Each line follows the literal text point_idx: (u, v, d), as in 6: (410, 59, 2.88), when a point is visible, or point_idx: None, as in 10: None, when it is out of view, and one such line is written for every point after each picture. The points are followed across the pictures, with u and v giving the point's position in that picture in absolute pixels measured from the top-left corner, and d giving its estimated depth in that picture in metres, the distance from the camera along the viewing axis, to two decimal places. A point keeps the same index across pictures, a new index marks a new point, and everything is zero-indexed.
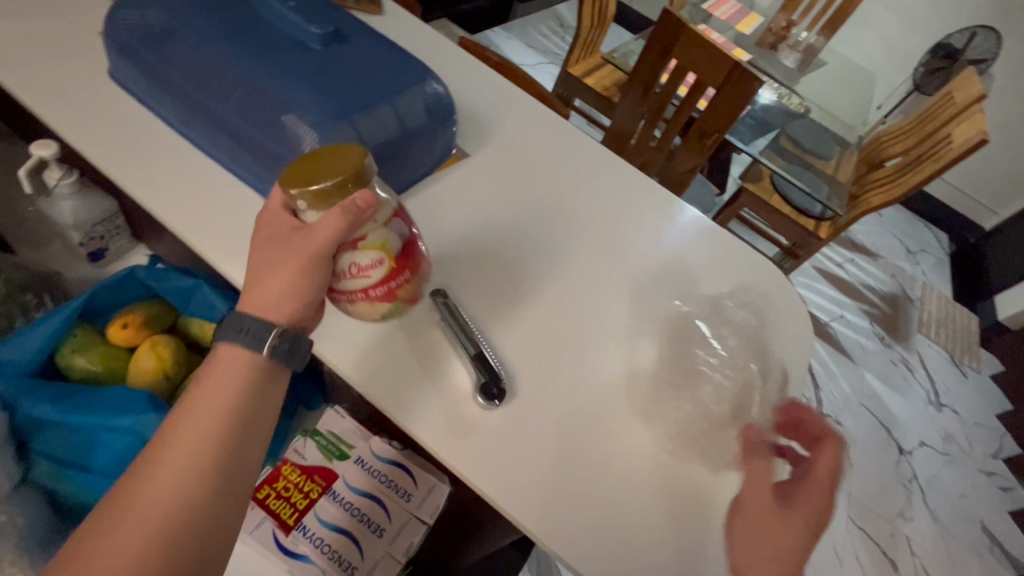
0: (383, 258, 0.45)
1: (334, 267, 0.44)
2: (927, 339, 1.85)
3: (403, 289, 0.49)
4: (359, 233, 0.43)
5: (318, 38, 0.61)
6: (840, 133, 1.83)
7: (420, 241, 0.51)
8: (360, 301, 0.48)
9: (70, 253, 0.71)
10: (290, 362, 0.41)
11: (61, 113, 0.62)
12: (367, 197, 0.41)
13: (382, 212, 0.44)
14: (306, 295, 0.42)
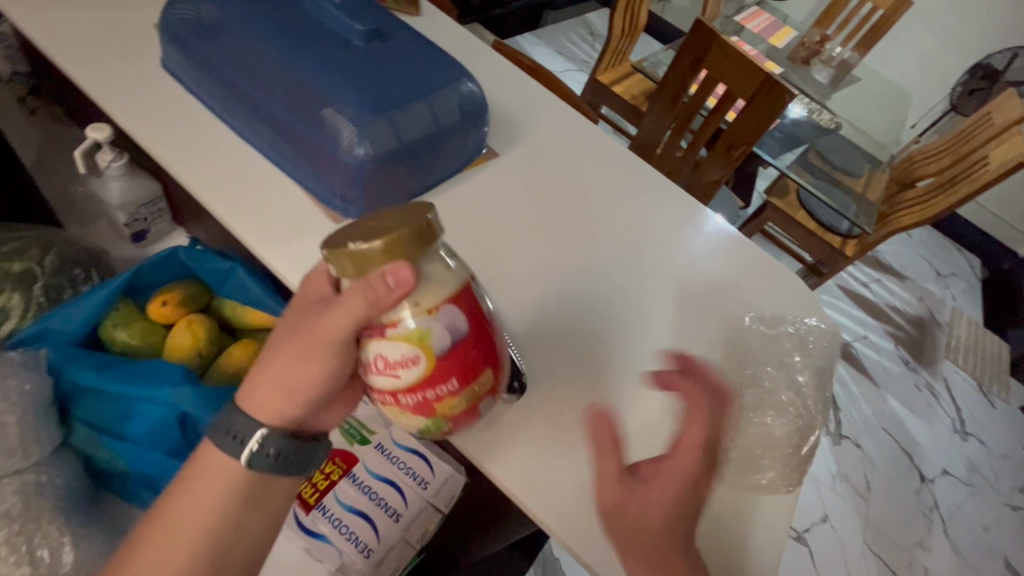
0: (417, 356, 0.37)
1: (364, 355, 0.39)
2: (954, 365, 1.80)
3: (442, 402, 0.39)
4: (388, 318, 0.36)
5: (361, 35, 0.64)
6: (871, 150, 1.80)
7: (490, 348, 0.41)
8: (390, 405, 0.40)
9: (116, 234, 0.74)
10: (266, 471, 0.42)
11: (116, 99, 0.66)
12: (400, 277, 0.34)
13: (427, 296, 0.36)
14: (308, 388, 0.41)
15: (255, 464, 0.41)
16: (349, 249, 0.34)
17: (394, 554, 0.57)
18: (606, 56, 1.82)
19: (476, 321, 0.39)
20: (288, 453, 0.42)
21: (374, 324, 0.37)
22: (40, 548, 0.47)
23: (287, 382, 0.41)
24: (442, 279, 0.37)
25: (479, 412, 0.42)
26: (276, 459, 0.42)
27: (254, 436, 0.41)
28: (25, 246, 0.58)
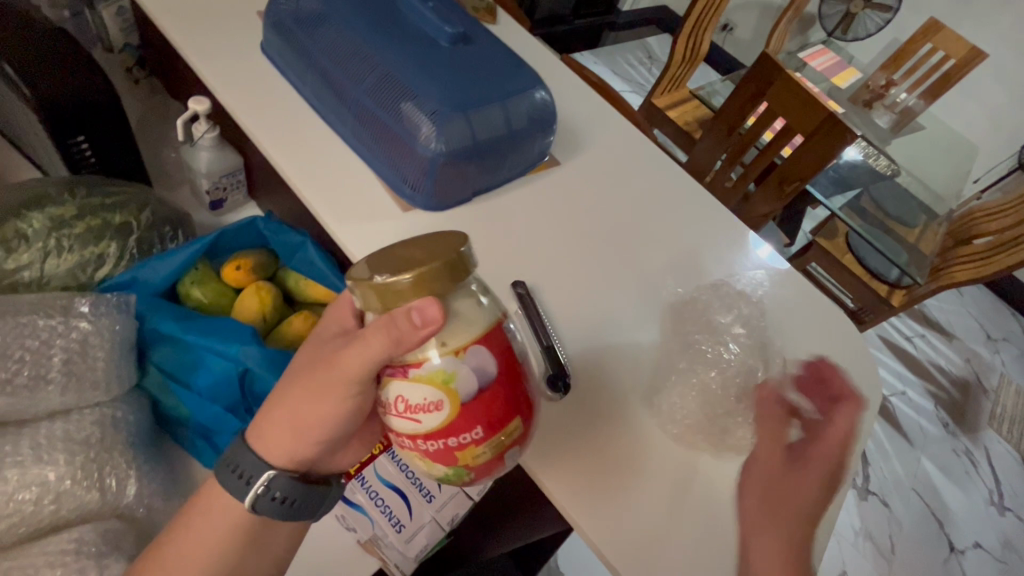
0: (440, 401, 0.34)
1: (384, 396, 0.36)
2: (997, 435, 1.71)
3: (465, 450, 0.37)
4: (411, 357, 0.34)
5: (449, 37, 0.67)
6: (929, 202, 1.75)
7: (520, 390, 0.38)
8: (409, 449, 0.37)
9: (196, 200, 0.79)
10: (268, 509, 0.43)
11: (219, 75, 0.71)
12: (425, 312, 0.33)
13: (455, 336, 0.34)
14: (318, 428, 0.42)
15: (261, 506, 0.42)
16: (377, 283, 0.33)
17: (423, 532, 0.60)
18: (665, 80, 1.83)
19: (506, 366, 0.37)
20: (295, 498, 0.43)
21: (397, 363, 0.35)
22: (108, 477, 0.50)
23: (299, 421, 0.41)
24: (472, 318, 0.35)
25: (504, 461, 0.40)
26: (282, 503, 0.43)
27: (262, 477, 0.42)
28: (125, 200, 0.63)
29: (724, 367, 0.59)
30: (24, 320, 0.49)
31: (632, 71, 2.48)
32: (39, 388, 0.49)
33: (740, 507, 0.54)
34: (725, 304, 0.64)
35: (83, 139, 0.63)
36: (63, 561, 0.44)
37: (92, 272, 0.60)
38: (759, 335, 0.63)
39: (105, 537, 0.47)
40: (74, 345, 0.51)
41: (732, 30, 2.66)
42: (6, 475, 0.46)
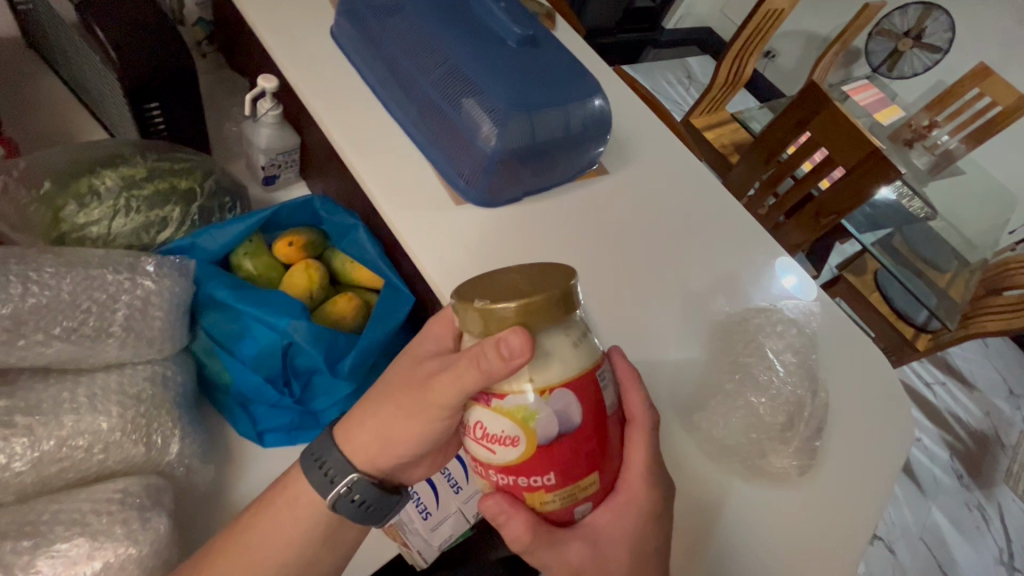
0: (518, 437, 0.34)
1: (465, 417, 0.37)
2: (1012, 493, 1.67)
3: (534, 492, 0.37)
4: (497, 388, 0.34)
5: (517, 38, 0.68)
6: (958, 248, 1.70)
7: (602, 448, 0.37)
8: (478, 473, 0.38)
9: (251, 174, 0.81)
10: (344, 510, 0.45)
11: (290, 56, 0.73)
12: (513, 342, 0.32)
13: (538, 375, 0.34)
14: (403, 444, 0.43)
15: (339, 506, 0.45)
16: (479, 307, 0.34)
17: (448, 522, 0.61)
18: (705, 102, 1.83)
19: (592, 416, 0.36)
20: (370, 502, 0.45)
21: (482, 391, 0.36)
22: (155, 434, 0.52)
23: (385, 432, 0.44)
24: (564, 359, 0.34)
25: (572, 514, 0.39)
26: (359, 505, 0.45)
27: (344, 479, 0.44)
28: (190, 168, 0.65)
29: (773, 394, 0.59)
30: (94, 273, 0.51)
31: (670, 89, 2.45)
32: (101, 339, 0.51)
33: (761, 530, 0.54)
34: (770, 327, 0.64)
35: (155, 106, 0.64)
36: (109, 509, 0.45)
37: (154, 234, 0.62)
38: (808, 364, 0.62)
39: (147, 491, 0.49)
40: (137, 302, 0.52)
41: (775, 57, 2.64)
42: (62, 420, 0.47)
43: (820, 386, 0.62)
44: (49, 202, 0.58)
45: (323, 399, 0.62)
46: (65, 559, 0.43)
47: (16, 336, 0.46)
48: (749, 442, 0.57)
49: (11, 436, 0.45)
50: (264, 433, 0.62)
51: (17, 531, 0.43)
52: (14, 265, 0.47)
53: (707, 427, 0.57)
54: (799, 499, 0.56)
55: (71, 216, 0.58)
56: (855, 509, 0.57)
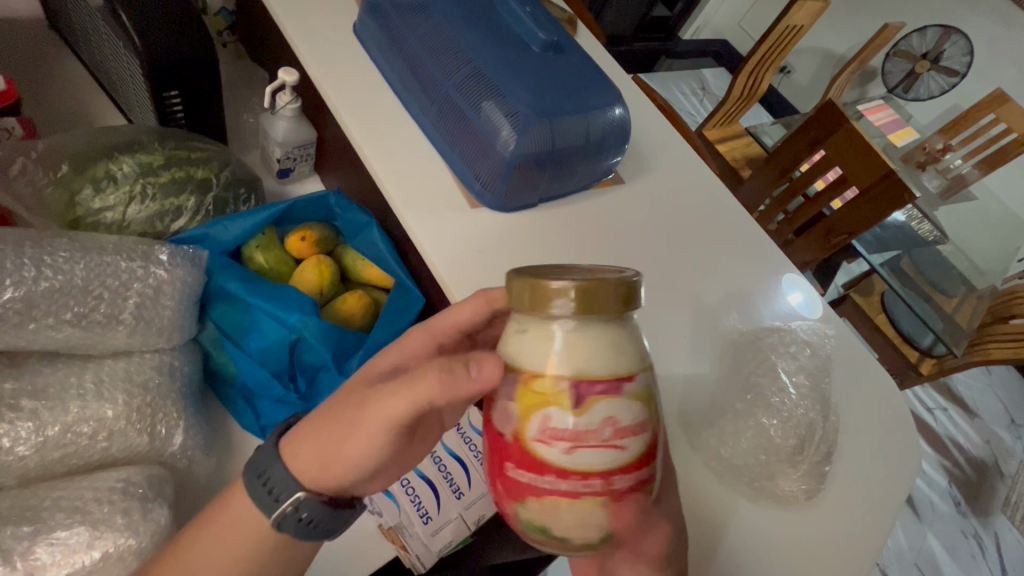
0: (646, 418, 0.33)
1: (577, 421, 0.31)
2: (1009, 523, 1.66)
3: (652, 483, 0.34)
4: (607, 374, 0.32)
5: (541, 43, 0.67)
6: (965, 273, 1.68)
7: None
8: (592, 491, 0.32)
9: (265, 167, 0.81)
10: (286, 529, 0.41)
11: (312, 51, 0.73)
12: (479, 365, 0.35)
13: (570, 359, 0.32)
14: (354, 461, 0.39)
15: (284, 525, 0.41)
16: (533, 278, 0.33)
17: (449, 528, 0.60)
18: (719, 114, 1.82)
19: None
20: (319, 522, 0.41)
21: (537, 375, 0.32)
22: (161, 425, 0.51)
23: (333, 450, 0.39)
24: (633, 349, 0.33)
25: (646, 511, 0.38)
26: (306, 525, 0.41)
27: (290, 498, 0.40)
28: (208, 158, 0.65)
29: (784, 417, 0.58)
30: (108, 259, 0.51)
31: (683, 99, 2.44)
32: (111, 326, 0.50)
33: (764, 552, 0.54)
34: (783, 348, 0.63)
35: (176, 93, 0.64)
36: (111, 498, 0.45)
37: (168, 222, 0.61)
38: (820, 387, 0.62)
39: (149, 482, 0.48)
40: (149, 291, 0.52)
41: (791, 72, 2.63)
42: (68, 406, 0.47)
43: (830, 409, 0.61)
44: (66, 185, 0.58)
45: (328, 397, 0.62)
46: (64, 547, 0.42)
47: (26, 319, 0.46)
48: (758, 463, 0.56)
49: (17, 419, 0.45)
50: (266, 427, 0.61)
51: (18, 516, 0.42)
52: (28, 248, 0.47)
53: (715, 446, 0.57)
54: (804, 523, 0.56)
55: (86, 200, 0.58)
56: (861, 537, 0.56)
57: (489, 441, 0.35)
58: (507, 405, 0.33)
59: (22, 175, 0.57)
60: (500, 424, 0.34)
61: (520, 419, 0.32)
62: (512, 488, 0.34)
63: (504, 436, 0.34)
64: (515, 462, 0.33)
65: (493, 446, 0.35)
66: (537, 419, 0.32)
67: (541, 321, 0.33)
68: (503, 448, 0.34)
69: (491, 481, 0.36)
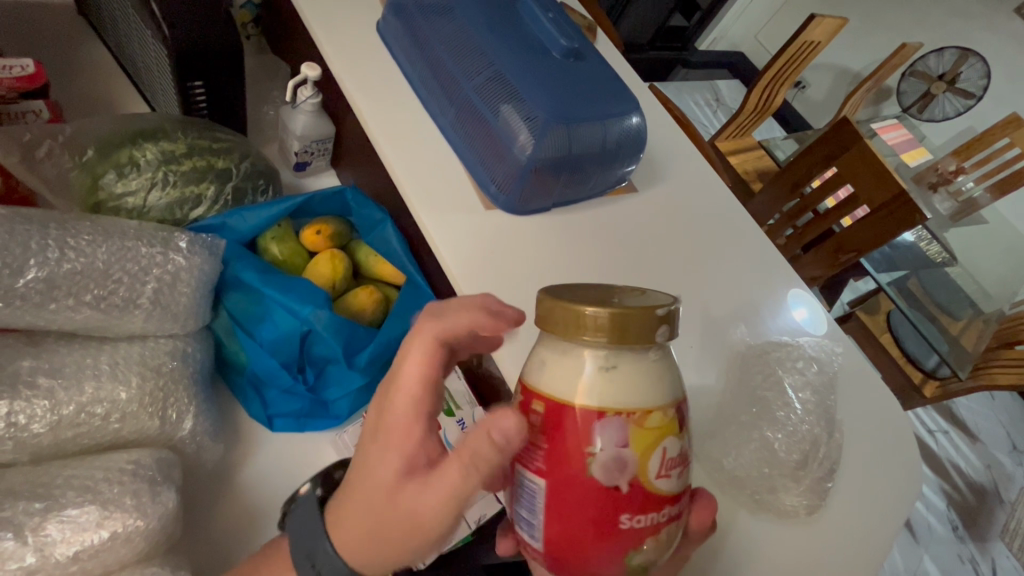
0: None
1: (682, 444, 0.33)
2: (1006, 550, 1.64)
3: None
4: (675, 402, 0.33)
5: (562, 49, 0.68)
6: (972, 297, 1.68)
7: None
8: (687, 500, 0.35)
9: (282, 159, 0.82)
10: None
11: (335, 47, 0.74)
12: (505, 426, 0.33)
13: (603, 391, 0.31)
14: (421, 563, 0.39)
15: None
16: (567, 302, 0.32)
17: None
18: (731, 126, 1.83)
19: None
20: None
21: (603, 411, 0.31)
22: (171, 410, 0.52)
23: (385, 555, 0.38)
24: (674, 372, 0.34)
25: None
26: None
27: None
28: (228, 148, 0.66)
29: (790, 431, 0.59)
30: (129, 244, 0.51)
31: (697, 110, 2.44)
32: (128, 311, 0.51)
33: (763, 565, 0.54)
34: (790, 363, 0.64)
35: (200, 84, 0.65)
36: (121, 479, 0.46)
37: (187, 210, 0.62)
38: (825, 403, 0.62)
39: (159, 465, 0.49)
40: (167, 277, 0.53)
41: (805, 88, 2.63)
42: (83, 386, 0.48)
43: (834, 424, 0.61)
44: (89, 169, 0.59)
45: (335, 389, 0.62)
46: (74, 525, 0.42)
47: (48, 299, 0.47)
48: (761, 477, 0.56)
49: (33, 397, 0.45)
50: (274, 417, 0.62)
51: (30, 492, 0.43)
52: (53, 230, 0.48)
53: (719, 457, 0.58)
54: (805, 540, 0.56)
55: (109, 185, 0.59)
56: (860, 556, 0.56)
57: (586, 501, 0.31)
58: (618, 453, 0.31)
59: (48, 158, 0.58)
60: (610, 477, 0.31)
61: (638, 463, 0.31)
62: (624, 536, 0.32)
63: (617, 486, 0.31)
64: (631, 508, 0.32)
65: (593, 505, 0.31)
66: (657, 455, 0.31)
67: (572, 347, 0.33)
68: (617, 499, 0.31)
69: (580, 544, 0.32)
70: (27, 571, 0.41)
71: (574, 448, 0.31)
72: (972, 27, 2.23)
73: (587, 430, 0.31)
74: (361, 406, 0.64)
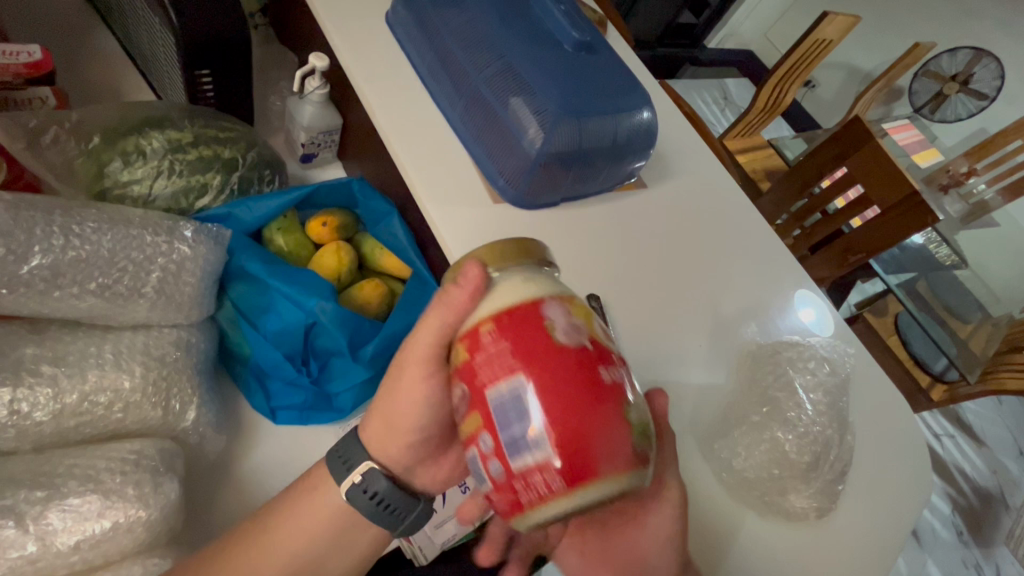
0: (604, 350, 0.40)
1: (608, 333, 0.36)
2: (1011, 556, 1.63)
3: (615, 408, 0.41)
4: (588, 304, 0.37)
5: (573, 42, 0.67)
6: (982, 300, 1.66)
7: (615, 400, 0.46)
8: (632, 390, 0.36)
9: (288, 150, 0.81)
10: (359, 500, 0.46)
11: (343, 38, 0.73)
12: (472, 280, 0.34)
13: (513, 289, 0.33)
14: (418, 417, 0.44)
15: (353, 496, 0.45)
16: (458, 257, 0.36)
17: (452, 521, 0.62)
18: (740, 124, 1.81)
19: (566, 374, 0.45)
20: (384, 499, 0.46)
21: (518, 304, 0.32)
22: (174, 400, 0.52)
23: (392, 409, 0.45)
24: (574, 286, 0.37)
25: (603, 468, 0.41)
26: (372, 498, 0.46)
27: (360, 467, 0.46)
28: (235, 138, 0.65)
29: (801, 433, 0.57)
30: (134, 233, 0.51)
31: (705, 108, 2.42)
32: (132, 300, 0.51)
33: (768, 565, 0.54)
34: (802, 363, 0.62)
35: (207, 72, 0.64)
36: (123, 469, 0.45)
37: (192, 200, 0.62)
38: (837, 404, 0.61)
39: (161, 455, 0.49)
40: (172, 266, 0.53)
41: (815, 87, 2.60)
42: (86, 374, 0.47)
43: (845, 425, 0.60)
44: (95, 157, 0.59)
45: (339, 383, 0.62)
46: (75, 514, 0.42)
47: (52, 287, 0.46)
48: (770, 478, 0.56)
49: (36, 385, 0.45)
50: (277, 410, 0.61)
51: (31, 481, 0.42)
52: (58, 216, 0.47)
53: (727, 457, 0.56)
54: (813, 542, 0.55)
55: (115, 172, 0.58)
56: (868, 559, 0.56)
57: (568, 372, 0.30)
58: (566, 317, 0.32)
59: (53, 143, 0.57)
60: (574, 341, 0.31)
61: (592, 330, 0.33)
62: (612, 395, 0.31)
63: (584, 347, 0.31)
64: (605, 366, 0.32)
65: (569, 372, 0.30)
66: (601, 327, 0.34)
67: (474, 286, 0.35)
68: (589, 360, 0.31)
69: (584, 424, 0.30)
70: (28, 560, 0.40)
71: (536, 329, 0.31)
72: (988, 28, 2.20)
73: (539, 311, 0.31)
74: (365, 401, 0.63)
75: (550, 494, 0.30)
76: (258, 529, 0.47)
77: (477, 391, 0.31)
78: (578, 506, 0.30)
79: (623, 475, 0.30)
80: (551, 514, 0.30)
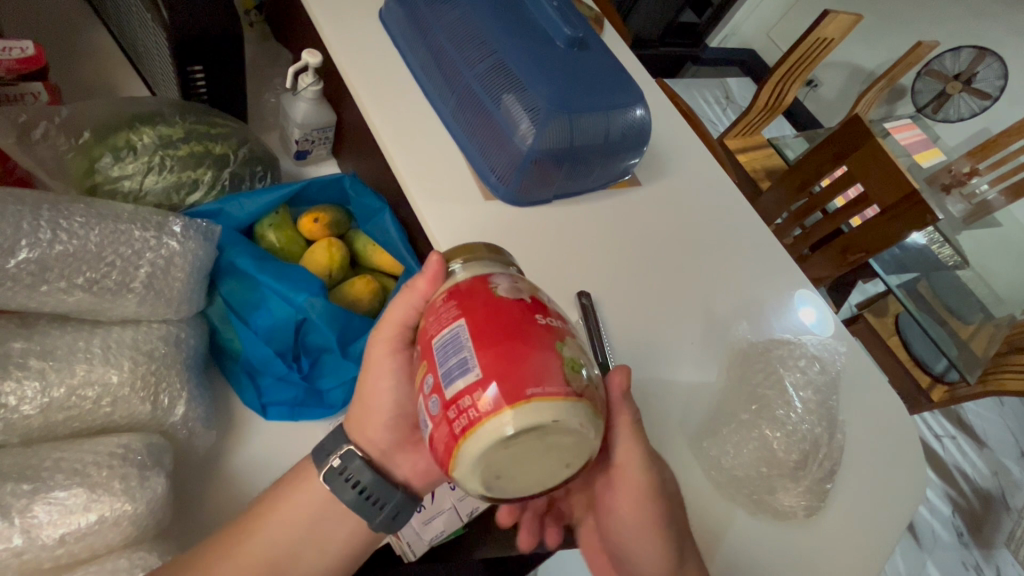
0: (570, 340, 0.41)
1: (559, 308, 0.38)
2: (1012, 558, 1.62)
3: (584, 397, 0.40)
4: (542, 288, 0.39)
5: (566, 39, 0.67)
6: (982, 300, 1.65)
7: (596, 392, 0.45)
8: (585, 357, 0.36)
9: (283, 147, 0.81)
10: (346, 490, 0.46)
11: (337, 35, 0.73)
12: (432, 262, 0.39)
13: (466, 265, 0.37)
14: (392, 400, 0.46)
15: (337, 485, 0.46)
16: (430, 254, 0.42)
17: (440, 519, 0.61)
18: (739, 124, 1.80)
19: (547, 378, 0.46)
20: (369, 489, 0.46)
21: (467, 275, 0.36)
22: (163, 395, 0.52)
23: (369, 395, 0.47)
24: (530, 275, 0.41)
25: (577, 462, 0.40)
26: (356, 488, 0.46)
27: (338, 452, 0.46)
28: (227, 134, 0.65)
29: (789, 430, 0.57)
30: (123, 227, 0.51)
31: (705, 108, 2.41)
32: (121, 294, 0.51)
33: (756, 562, 0.53)
34: (792, 361, 0.62)
35: (199, 68, 0.64)
36: (110, 463, 0.45)
37: (184, 195, 0.62)
38: (828, 402, 0.61)
39: (149, 450, 0.49)
40: (160, 261, 0.53)
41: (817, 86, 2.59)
42: (75, 368, 0.47)
43: (834, 423, 0.60)
44: (86, 152, 0.59)
45: (329, 379, 0.62)
46: (61, 508, 0.42)
47: (39, 281, 0.46)
48: (758, 476, 0.55)
49: (23, 378, 0.45)
50: (268, 405, 0.61)
51: (18, 474, 0.42)
52: (46, 211, 0.47)
53: (716, 455, 0.56)
54: (802, 540, 0.55)
55: (106, 168, 0.59)
56: (856, 558, 0.55)
57: (501, 315, 0.33)
58: (508, 280, 0.35)
59: (44, 138, 0.57)
60: (513, 294, 0.34)
61: (535, 295, 0.36)
62: (543, 334, 0.33)
63: (522, 300, 0.34)
64: (541, 317, 0.34)
65: (504, 315, 0.33)
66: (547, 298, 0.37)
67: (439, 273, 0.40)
68: (526, 310, 0.34)
69: (512, 353, 0.31)
70: (14, 552, 0.41)
71: (479, 288, 0.34)
72: (992, 27, 2.18)
73: (485, 277, 0.35)
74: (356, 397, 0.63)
75: (478, 418, 0.30)
76: (244, 522, 0.47)
77: (427, 345, 0.34)
78: (504, 431, 0.30)
79: (553, 402, 0.30)
80: (480, 442, 0.30)
